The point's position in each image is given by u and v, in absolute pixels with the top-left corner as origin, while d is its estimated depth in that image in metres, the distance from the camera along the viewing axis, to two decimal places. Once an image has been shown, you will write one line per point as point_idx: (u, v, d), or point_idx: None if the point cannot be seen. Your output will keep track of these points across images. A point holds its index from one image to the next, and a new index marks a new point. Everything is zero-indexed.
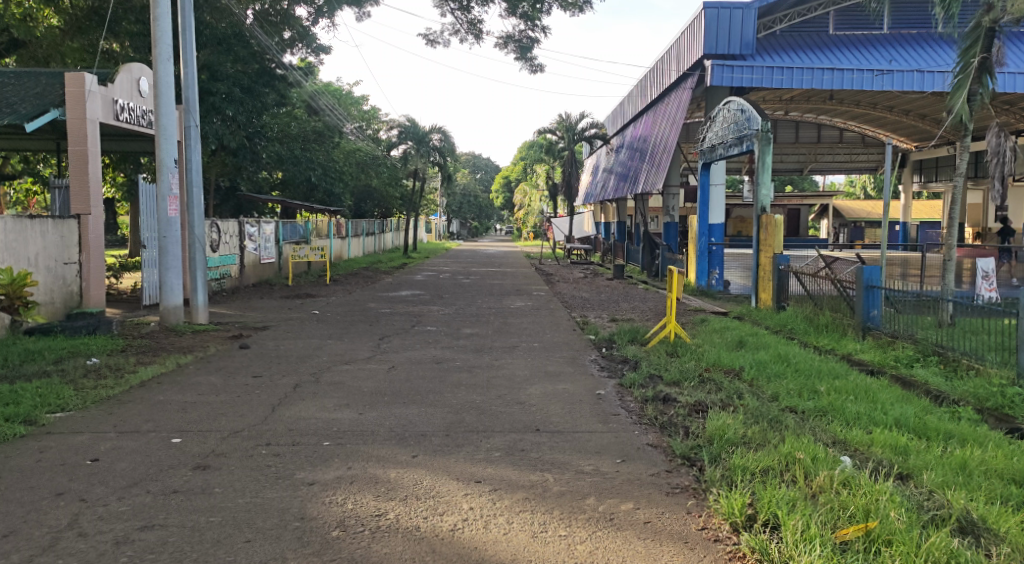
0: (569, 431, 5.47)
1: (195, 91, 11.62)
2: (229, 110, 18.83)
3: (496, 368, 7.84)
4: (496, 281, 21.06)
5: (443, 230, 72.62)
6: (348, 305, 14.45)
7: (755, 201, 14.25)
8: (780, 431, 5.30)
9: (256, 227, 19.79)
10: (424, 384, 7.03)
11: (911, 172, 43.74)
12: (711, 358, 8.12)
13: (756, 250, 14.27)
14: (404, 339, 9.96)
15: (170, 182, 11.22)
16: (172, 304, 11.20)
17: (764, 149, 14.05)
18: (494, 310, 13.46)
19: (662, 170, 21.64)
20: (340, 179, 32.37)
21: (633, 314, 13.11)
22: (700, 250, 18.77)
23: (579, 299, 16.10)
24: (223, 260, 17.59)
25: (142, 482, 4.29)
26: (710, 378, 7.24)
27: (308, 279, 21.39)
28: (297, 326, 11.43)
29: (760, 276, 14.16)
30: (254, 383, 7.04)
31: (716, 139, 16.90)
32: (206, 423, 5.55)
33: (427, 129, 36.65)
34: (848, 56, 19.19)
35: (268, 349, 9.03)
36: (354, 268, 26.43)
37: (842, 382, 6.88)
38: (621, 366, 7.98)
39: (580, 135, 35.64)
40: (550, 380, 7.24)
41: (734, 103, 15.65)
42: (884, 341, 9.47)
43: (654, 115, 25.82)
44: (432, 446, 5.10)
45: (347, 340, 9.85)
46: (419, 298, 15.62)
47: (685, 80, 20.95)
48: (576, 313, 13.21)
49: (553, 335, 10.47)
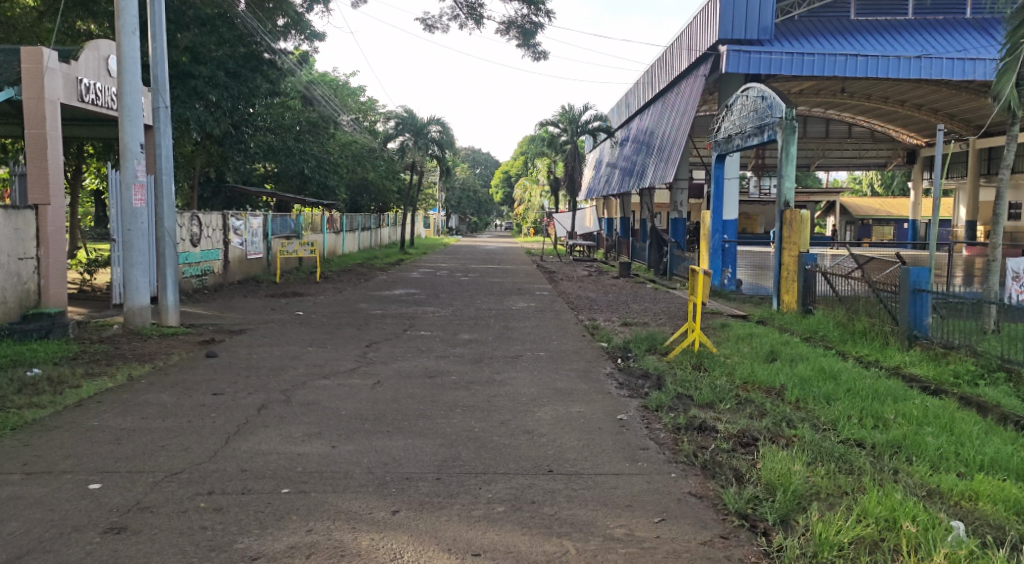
0: (589, 475, 4.40)
1: (166, 69, 10.52)
2: (213, 95, 17.68)
3: (498, 385, 6.76)
4: (496, 279, 19.97)
5: (442, 226, 71.51)
6: (337, 305, 13.37)
7: (778, 196, 13.16)
8: (856, 477, 4.25)
9: (242, 220, 18.72)
10: (413, 407, 5.95)
11: (921, 169, 42.68)
12: (744, 373, 7.05)
13: (779, 249, 13.17)
14: (394, 347, 8.88)
15: (136, 169, 10.14)
16: (137, 304, 10.15)
17: (788, 138, 12.97)
18: (494, 312, 12.37)
19: (672, 164, 20.47)
20: (335, 172, 31.24)
21: (646, 318, 12.05)
22: (713, 248, 17.69)
23: (586, 299, 15.04)
24: (206, 256, 16.49)
25: (27, 558, 3.24)
26: (748, 398, 6.21)
27: (297, 276, 20.32)
28: (278, 330, 10.35)
29: (783, 276, 13.07)
30: (213, 403, 5.96)
31: (734, 129, 15.80)
32: (140, 461, 4.47)
33: (426, 121, 35.53)
34: (872, 42, 18.10)
35: (238, 359, 7.96)
36: (347, 264, 25.36)
37: (908, 406, 5.81)
38: (641, 383, 6.93)
39: (584, 127, 34.40)
40: (561, 401, 6.17)
41: (755, 89, 14.54)
42: (936, 352, 8.40)
43: (662, 107, 24.67)
44: (418, 498, 4.02)
45: (331, 347, 8.79)
46: (413, 298, 14.51)
47: (697, 68, 19.82)
48: (584, 316, 12.12)
49: (560, 342, 9.40)
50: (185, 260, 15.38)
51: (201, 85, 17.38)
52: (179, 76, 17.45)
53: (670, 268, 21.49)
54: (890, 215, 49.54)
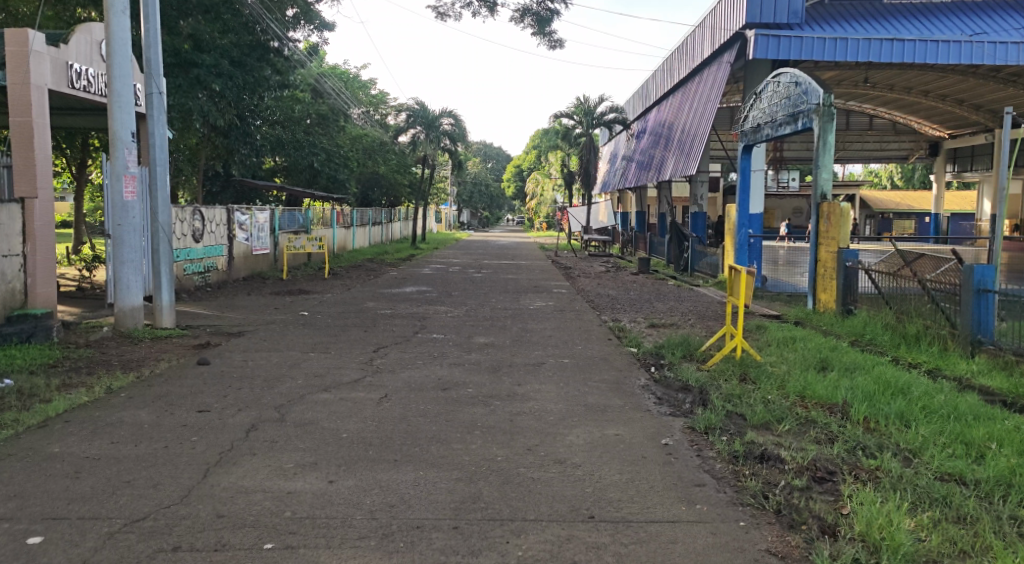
0: (639, 524, 3.61)
1: (158, 51, 9.79)
2: (217, 85, 16.87)
3: (521, 401, 5.96)
4: (510, 275, 19.17)
5: (454, 221, 70.83)
6: (344, 305, 12.63)
7: (814, 188, 12.28)
8: (977, 533, 3.43)
9: (247, 214, 18.03)
10: (426, 428, 5.18)
11: (945, 162, 41.50)
12: (797, 386, 6.21)
13: (815, 243, 12.26)
14: (404, 352, 8.11)
15: (127, 159, 9.41)
16: (128, 304, 9.45)
17: (827, 126, 11.98)
18: (511, 313, 11.58)
19: (695, 156, 19.52)
20: (344, 165, 30.58)
21: (675, 319, 11.23)
22: (739, 243, 16.77)
23: (607, 298, 14.22)
24: (209, 252, 15.81)
25: None
26: (810, 418, 5.39)
27: (305, 272, 19.65)
28: (280, 333, 9.61)
29: (819, 273, 12.17)
30: (197, 423, 5.21)
31: (763, 117, 14.85)
32: (97, 505, 3.72)
33: (438, 113, 34.66)
34: (909, 27, 17.09)
35: (233, 367, 7.22)
36: (357, 260, 24.66)
37: (1004, 430, 4.95)
38: (683, 397, 6.13)
39: (599, 119, 33.46)
40: (594, 421, 5.38)
41: (787, 74, 13.60)
42: (1007, 361, 7.56)
43: (682, 96, 23.76)
44: (431, 557, 3.24)
45: (335, 353, 8.03)
46: (424, 297, 13.73)
47: (722, 54, 18.91)
48: (608, 317, 11.31)
49: (585, 347, 8.58)
50: (186, 257, 14.70)
51: (204, 73, 16.60)
52: (181, 64, 16.62)
53: (692, 264, 20.64)
54: (912, 209, 48.35)
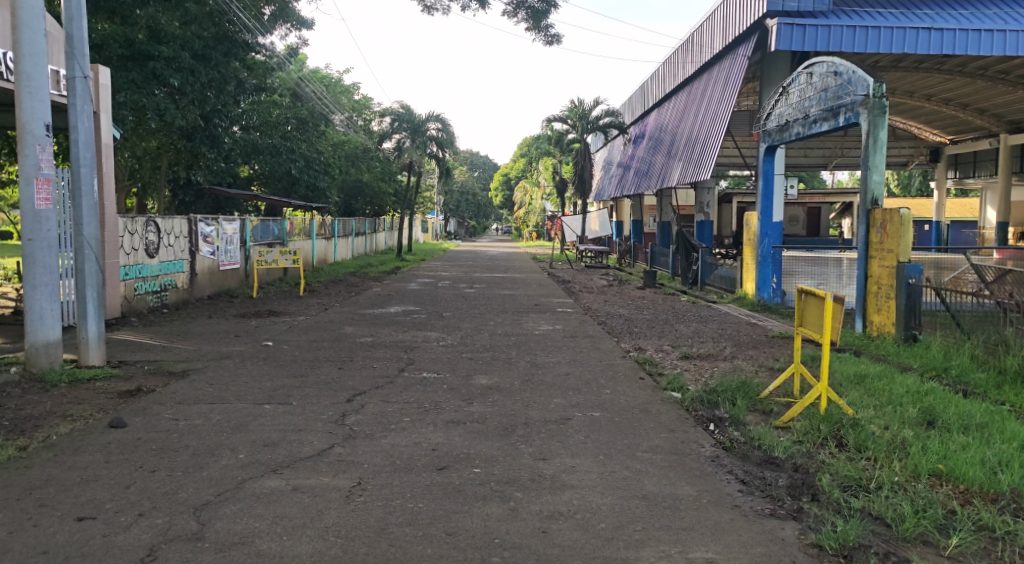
0: None
1: (82, 27, 7.96)
2: (176, 81, 14.85)
3: (551, 493, 4.19)
4: (506, 292, 17.39)
5: (440, 230, 68.77)
6: (318, 330, 10.84)
7: (862, 191, 10.66)
8: None
9: (213, 225, 16.20)
10: (419, 553, 3.40)
11: (945, 168, 40.23)
12: (933, 462, 4.48)
13: (865, 256, 10.60)
14: (387, 404, 6.32)
15: (39, 157, 7.55)
16: (43, 338, 7.60)
17: (878, 120, 10.37)
18: (513, 341, 9.80)
19: (707, 160, 17.81)
20: (324, 172, 28.68)
21: (710, 348, 9.48)
22: (761, 255, 15.17)
23: (622, 319, 12.44)
24: (167, 268, 13.94)
25: None
26: (984, 525, 3.68)
27: (277, 289, 17.78)
28: (233, 372, 7.79)
29: (869, 291, 10.51)
30: (66, 553, 3.40)
31: (792, 114, 13.22)
32: None
33: (424, 117, 32.78)
34: (945, 15, 15.47)
35: (156, 431, 5.39)
36: (337, 274, 22.77)
37: None
38: (775, 479, 4.39)
39: (594, 124, 31.80)
40: (667, 536, 3.62)
41: (822, 63, 12.01)
42: None
43: (687, 97, 22.20)
44: None
45: (298, 406, 6.22)
46: (411, 320, 11.91)
47: (738, 46, 17.35)
48: (628, 345, 9.59)
49: (616, 393, 6.83)
50: (137, 274, 12.81)
51: (161, 66, 14.63)
52: (135, 57, 14.57)
53: (701, 277, 19.03)
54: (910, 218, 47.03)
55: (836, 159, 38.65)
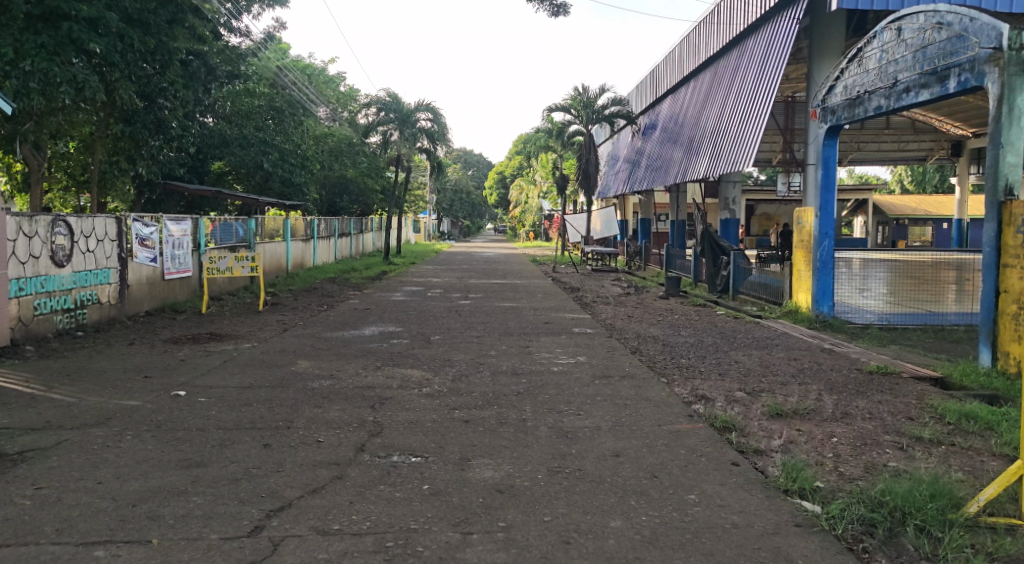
0: None
1: None
2: (98, 48, 11.91)
3: None
4: (507, 303, 14.56)
5: (432, 230, 66.06)
6: (260, 367, 8.03)
7: (991, 176, 8.07)
8: None
9: (156, 226, 13.42)
10: None
11: None
12: None
13: (996, 262, 7.96)
14: (321, 544, 3.54)
15: None
16: None
17: (1016, 81, 7.71)
18: (525, 385, 7.01)
19: (744, 150, 14.97)
20: (302, 167, 25.72)
21: (805, 398, 6.72)
22: (821, 264, 12.38)
23: (659, 344, 9.70)
24: (84, 280, 11.10)
25: None
26: None
27: (235, 302, 14.99)
28: (99, 450, 5.01)
29: (1004, 309, 7.84)
30: None
31: (869, 83, 10.61)
32: None
33: (412, 107, 29.85)
34: None
35: None
36: (312, 281, 19.97)
37: None
38: None
39: (600, 113, 28.97)
40: None
41: (918, 14, 9.39)
42: None
43: (713, 78, 19.41)
44: None
45: (157, 551, 3.44)
46: (387, 349, 9.10)
47: (785, 11, 14.67)
48: (688, 393, 6.85)
49: (712, 504, 4.08)
50: (38, 287, 10.00)
51: (80, 29, 11.64)
52: (48, 16, 11.66)
53: (734, 283, 16.30)
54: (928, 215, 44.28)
55: (853, 153, 36.05)
